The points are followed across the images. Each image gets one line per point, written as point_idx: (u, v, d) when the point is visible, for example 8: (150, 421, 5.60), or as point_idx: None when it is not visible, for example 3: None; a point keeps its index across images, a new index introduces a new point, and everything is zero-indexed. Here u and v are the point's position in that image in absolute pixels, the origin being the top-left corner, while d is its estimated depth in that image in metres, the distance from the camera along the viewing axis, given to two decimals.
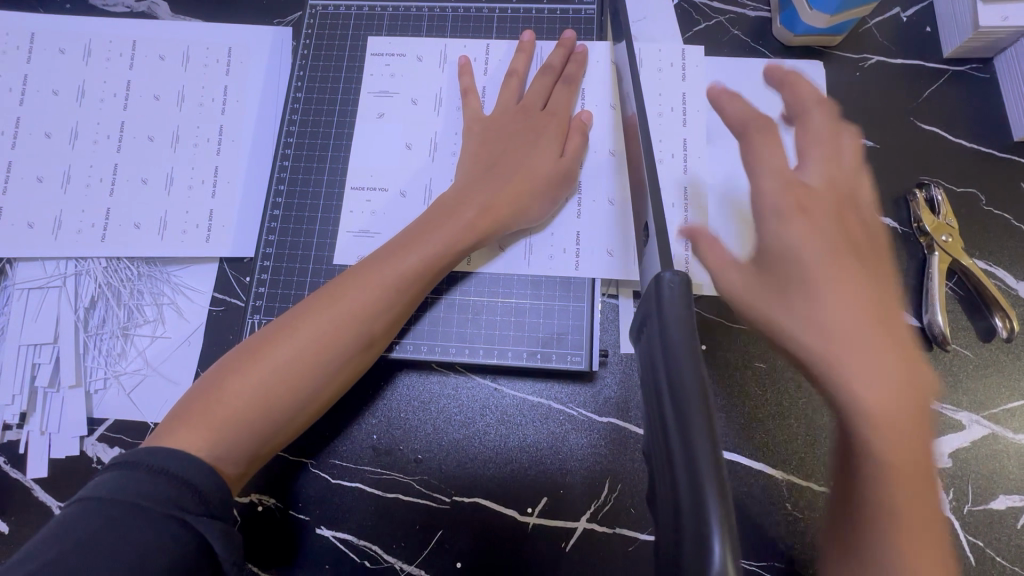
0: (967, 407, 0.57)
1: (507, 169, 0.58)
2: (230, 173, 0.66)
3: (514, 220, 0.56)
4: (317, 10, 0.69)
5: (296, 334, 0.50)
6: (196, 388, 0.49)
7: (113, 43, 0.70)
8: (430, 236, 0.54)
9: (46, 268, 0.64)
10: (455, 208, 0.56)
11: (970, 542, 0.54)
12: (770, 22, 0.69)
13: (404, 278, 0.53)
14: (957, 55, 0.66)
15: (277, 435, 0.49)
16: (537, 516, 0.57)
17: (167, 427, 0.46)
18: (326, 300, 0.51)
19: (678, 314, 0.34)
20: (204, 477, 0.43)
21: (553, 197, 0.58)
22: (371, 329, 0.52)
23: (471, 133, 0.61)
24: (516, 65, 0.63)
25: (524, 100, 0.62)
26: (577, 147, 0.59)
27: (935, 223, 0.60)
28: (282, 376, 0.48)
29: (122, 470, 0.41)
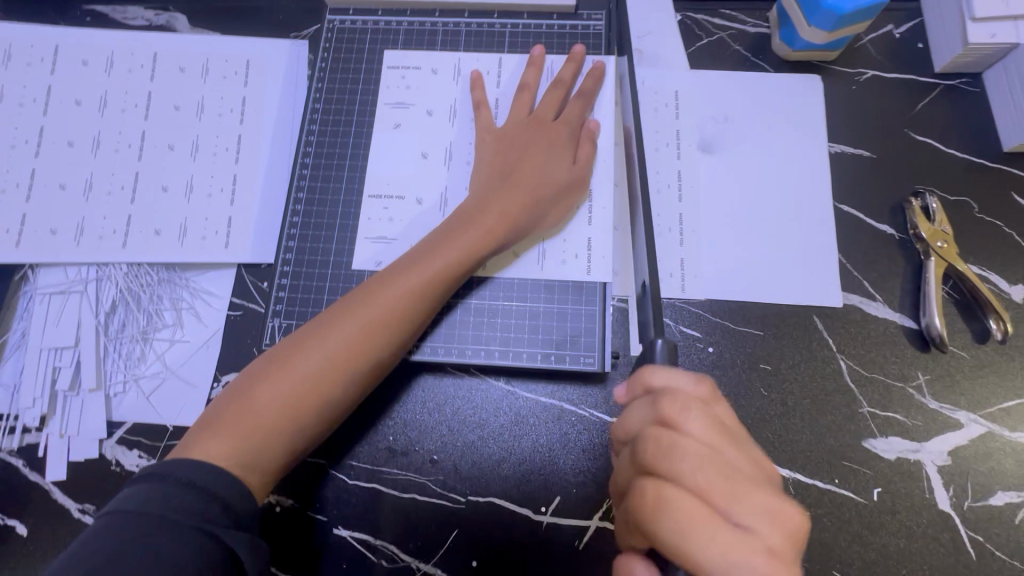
0: (964, 406, 0.59)
1: (526, 177, 0.59)
2: (248, 181, 0.68)
3: (529, 227, 0.59)
4: (334, 24, 0.72)
5: (322, 342, 0.51)
6: (223, 396, 0.50)
7: (135, 55, 0.72)
8: (451, 245, 0.56)
9: (67, 273, 0.65)
10: (474, 217, 0.57)
11: (970, 537, 0.55)
12: (770, 38, 0.72)
13: (426, 287, 0.54)
14: (948, 70, 0.69)
15: (303, 441, 0.50)
16: (551, 515, 0.58)
17: (196, 436, 0.48)
18: (351, 308, 0.53)
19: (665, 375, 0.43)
20: (228, 487, 0.45)
21: (565, 205, 0.61)
22: (395, 336, 0.53)
23: (485, 144, 0.63)
24: (526, 78, 0.66)
25: (537, 110, 0.64)
26: (588, 153, 0.62)
27: (931, 230, 0.62)
28: (307, 385, 0.50)
29: (151, 483, 0.43)
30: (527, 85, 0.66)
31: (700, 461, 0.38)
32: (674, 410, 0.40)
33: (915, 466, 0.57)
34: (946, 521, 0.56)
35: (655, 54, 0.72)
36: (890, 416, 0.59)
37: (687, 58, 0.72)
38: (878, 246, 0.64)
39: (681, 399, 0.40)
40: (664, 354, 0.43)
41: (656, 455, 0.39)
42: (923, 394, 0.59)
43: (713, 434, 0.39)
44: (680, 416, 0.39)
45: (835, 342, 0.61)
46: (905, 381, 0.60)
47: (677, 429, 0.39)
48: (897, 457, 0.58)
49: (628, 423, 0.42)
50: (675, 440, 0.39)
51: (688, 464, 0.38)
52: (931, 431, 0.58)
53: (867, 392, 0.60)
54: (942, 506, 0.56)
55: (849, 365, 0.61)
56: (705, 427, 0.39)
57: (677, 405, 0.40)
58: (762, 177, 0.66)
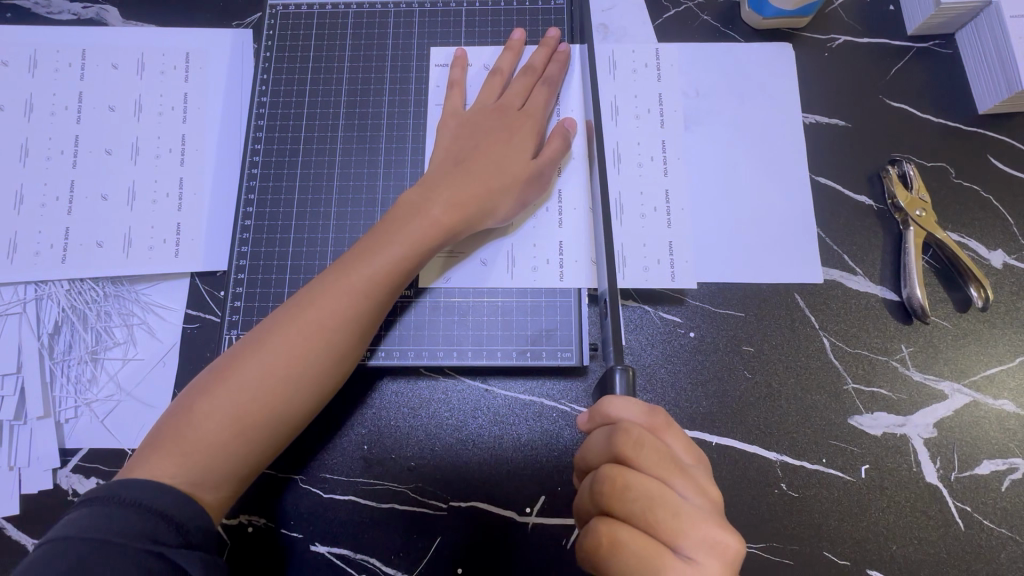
0: (949, 376, 0.58)
1: (481, 165, 0.56)
2: (195, 184, 0.64)
3: (478, 219, 0.55)
4: (278, 10, 0.67)
5: (263, 351, 0.48)
6: (167, 412, 0.47)
7: (61, 52, 0.66)
8: (401, 237, 0.52)
9: (3, 294, 0.60)
10: (423, 210, 0.53)
11: (959, 508, 0.55)
12: (738, 6, 0.69)
13: (375, 284, 0.51)
14: (920, 32, 0.67)
15: (257, 456, 0.47)
16: (536, 515, 0.56)
17: (139, 457, 0.45)
18: (292, 313, 0.49)
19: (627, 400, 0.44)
20: (178, 508, 0.42)
21: (522, 199, 0.57)
22: (343, 339, 0.50)
23: (446, 127, 0.60)
24: (501, 63, 0.62)
25: (503, 99, 0.60)
26: (552, 148, 0.58)
27: (909, 198, 0.61)
28: (253, 395, 0.46)
29: (93, 507, 0.40)
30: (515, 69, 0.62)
31: (652, 497, 0.39)
32: (626, 446, 0.40)
33: (902, 441, 0.57)
34: (934, 494, 0.55)
35: (620, 27, 0.68)
36: (874, 391, 0.58)
37: (654, 31, 0.69)
38: (857, 217, 0.63)
39: (632, 437, 0.40)
40: (623, 384, 0.44)
41: (612, 495, 0.40)
42: (906, 366, 0.58)
43: (663, 466, 0.40)
44: (633, 452, 0.40)
45: (817, 319, 0.60)
46: (888, 354, 0.59)
47: (631, 467, 0.40)
48: (884, 433, 0.57)
49: (588, 454, 0.44)
50: (629, 481, 0.40)
51: (640, 503, 0.39)
52: (916, 404, 0.57)
53: (852, 368, 0.59)
54: (930, 479, 0.56)
55: (832, 342, 0.59)
56: (656, 461, 0.40)
57: (628, 443, 0.41)
58: (736, 152, 0.64)
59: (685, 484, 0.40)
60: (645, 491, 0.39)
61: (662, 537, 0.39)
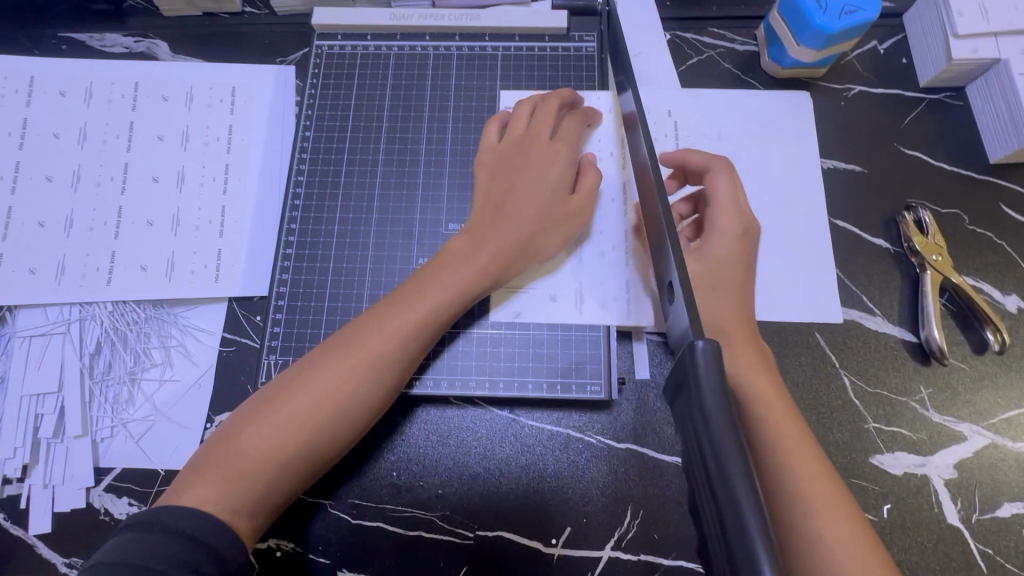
0: (967, 418, 0.59)
1: (524, 195, 0.58)
2: (238, 211, 0.66)
3: (524, 255, 0.57)
4: (323, 50, 0.70)
5: (313, 385, 0.49)
6: (214, 436, 0.49)
7: (115, 85, 0.70)
8: (447, 277, 0.54)
9: (48, 314, 0.62)
10: (468, 249, 0.56)
11: (981, 550, 0.56)
12: (759, 56, 0.73)
13: (421, 325, 0.52)
14: (932, 85, 0.71)
15: (296, 483, 0.49)
16: (561, 547, 0.57)
17: (184, 480, 0.46)
18: (341, 349, 0.51)
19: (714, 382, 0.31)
20: (215, 535, 0.43)
21: (564, 233, 0.59)
22: (388, 377, 0.51)
23: (484, 163, 0.61)
24: (536, 97, 0.65)
25: (533, 130, 0.62)
26: (591, 184, 0.60)
27: (925, 243, 0.63)
28: (300, 427, 0.48)
29: (138, 532, 0.41)
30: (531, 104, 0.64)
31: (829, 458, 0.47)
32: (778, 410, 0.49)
33: (923, 481, 0.57)
34: (956, 535, 0.56)
35: (647, 73, 0.72)
36: (895, 430, 0.59)
37: (679, 77, 0.72)
38: (874, 259, 0.65)
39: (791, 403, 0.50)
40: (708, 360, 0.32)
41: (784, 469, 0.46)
42: (926, 407, 0.60)
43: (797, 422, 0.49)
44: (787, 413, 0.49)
45: (838, 357, 0.62)
46: (908, 395, 0.60)
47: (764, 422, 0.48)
48: (904, 472, 0.58)
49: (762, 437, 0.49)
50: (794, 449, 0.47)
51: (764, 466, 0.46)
52: (936, 445, 0.59)
53: (872, 408, 0.60)
54: (951, 520, 0.56)
55: (852, 381, 0.61)
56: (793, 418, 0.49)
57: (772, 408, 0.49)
58: (758, 195, 0.66)
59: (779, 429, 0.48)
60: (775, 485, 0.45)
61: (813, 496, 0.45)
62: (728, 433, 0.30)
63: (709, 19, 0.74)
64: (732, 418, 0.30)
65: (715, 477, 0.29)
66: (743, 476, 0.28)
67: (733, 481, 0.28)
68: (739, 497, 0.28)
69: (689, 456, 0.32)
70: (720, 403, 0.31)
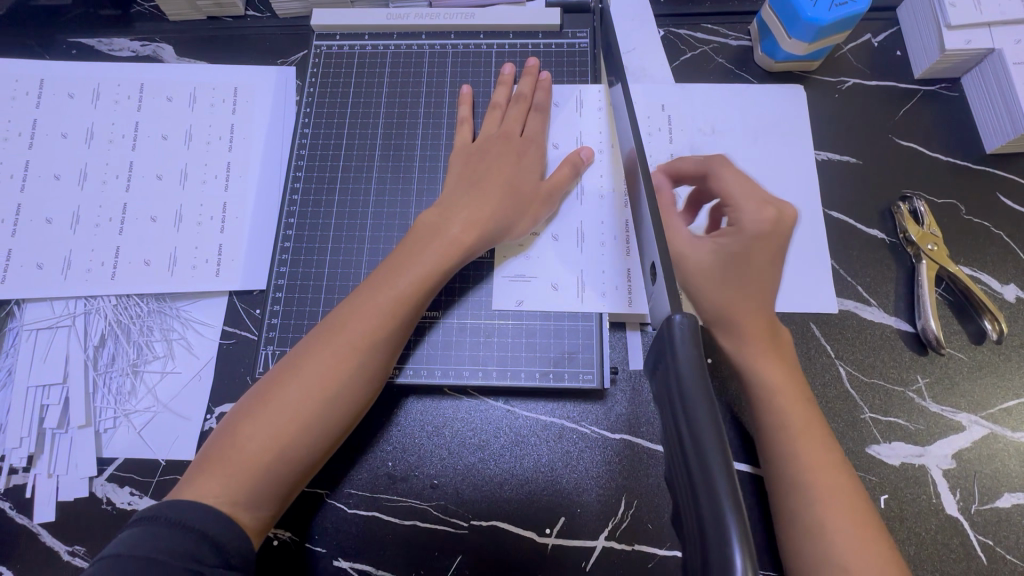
0: (966, 408, 0.59)
1: (494, 183, 0.59)
2: (239, 207, 0.68)
3: (493, 236, 0.58)
4: (322, 50, 0.72)
5: (300, 373, 0.50)
6: (212, 437, 0.50)
7: (121, 86, 0.72)
8: (422, 260, 0.55)
9: (54, 308, 0.64)
10: (440, 231, 0.56)
11: (980, 541, 0.55)
12: (752, 50, 0.73)
13: (400, 306, 0.53)
14: (927, 76, 0.71)
15: (295, 474, 0.49)
16: (555, 537, 0.57)
17: (188, 478, 0.47)
18: (324, 337, 0.52)
19: (690, 358, 0.32)
20: (217, 527, 0.44)
21: (532, 218, 0.60)
22: (372, 359, 0.52)
23: (457, 159, 0.63)
24: (523, 88, 0.66)
25: (504, 127, 0.63)
26: (561, 176, 0.62)
27: (921, 233, 0.63)
28: (290, 417, 0.49)
29: (145, 525, 0.43)
30: (518, 100, 0.65)
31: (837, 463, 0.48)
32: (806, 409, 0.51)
33: (921, 471, 0.57)
34: (955, 526, 0.55)
35: (640, 68, 0.73)
36: (892, 421, 0.59)
37: (672, 72, 0.73)
38: (869, 250, 0.65)
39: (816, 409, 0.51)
40: (686, 336, 0.33)
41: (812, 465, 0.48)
42: (923, 397, 0.59)
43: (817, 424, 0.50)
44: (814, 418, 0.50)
45: (833, 348, 0.61)
46: (904, 385, 0.60)
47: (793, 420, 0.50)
48: (901, 463, 0.57)
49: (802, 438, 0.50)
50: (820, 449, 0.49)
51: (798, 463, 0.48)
52: (934, 435, 0.58)
53: (868, 398, 0.59)
54: (950, 511, 0.56)
55: (848, 371, 0.60)
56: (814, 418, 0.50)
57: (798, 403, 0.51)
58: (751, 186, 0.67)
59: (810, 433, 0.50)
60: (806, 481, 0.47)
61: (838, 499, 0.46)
62: (704, 406, 0.30)
63: (703, 15, 0.75)
64: (708, 396, 0.31)
65: (691, 453, 0.30)
66: (717, 452, 0.29)
67: (707, 456, 0.29)
68: (711, 471, 0.29)
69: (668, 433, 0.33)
70: (697, 378, 0.31)
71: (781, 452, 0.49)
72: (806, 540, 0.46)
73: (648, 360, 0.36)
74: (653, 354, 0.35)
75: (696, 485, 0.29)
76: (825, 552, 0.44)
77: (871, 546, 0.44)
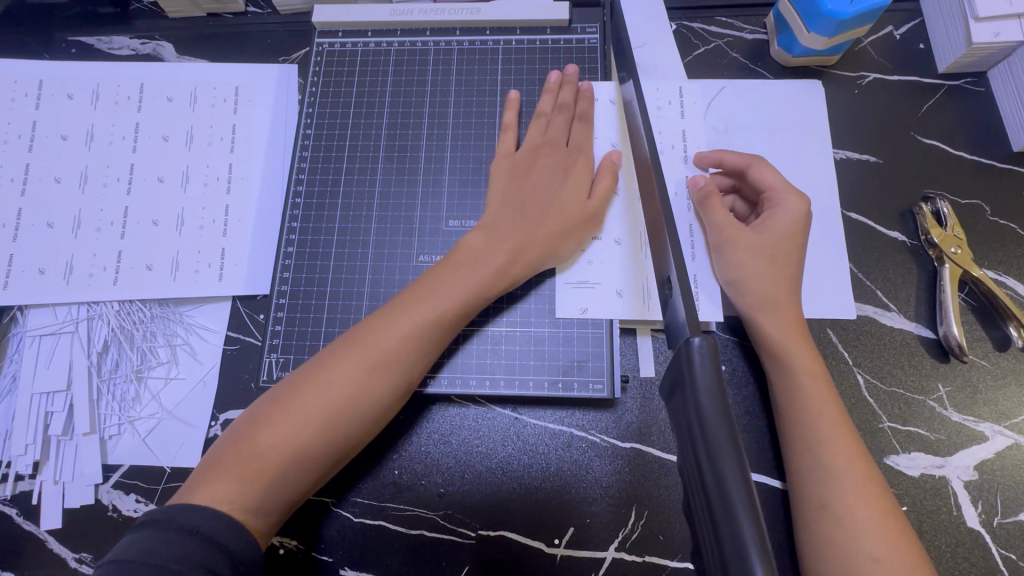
0: (988, 417, 0.57)
1: (539, 207, 0.58)
2: (242, 210, 0.67)
3: (540, 262, 0.57)
4: (324, 48, 0.70)
5: (330, 384, 0.49)
6: (227, 435, 0.49)
7: (121, 86, 0.70)
8: (462, 276, 0.54)
9: (57, 314, 0.63)
10: (481, 251, 0.55)
11: (1003, 555, 0.53)
12: (768, 44, 0.71)
13: (435, 323, 0.52)
14: (951, 70, 0.68)
15: (308, 482, 0.48)
16: (564, 547, 0.56)
17: (197, 481, 0.46)
18: (358, 348, 0.51)
19: (710, 381, 0.31)
20: (226, 535, 0.42)
21: (580, 238, 0.59)
22: (401, 376, 0.51)
23: (500, 167, 0.61)
24: (544, 103, 0.64)
25: (549, 137, 0.62)
26: (605, 188, 0.60)
27: (944, 235, 0.61)
28: (315, 427, 0.48)
29: (156, 529, 0.41)
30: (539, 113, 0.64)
31: (861, 460, 0.50)
32: (833, 405, 0.52)
33: (941, 483, 0.55)
34: (976, 539, 0.54)
35: (652, 63, 0.70)
36: (911, 430, 0.57)
37: (685, 68, 0.71)
38: (890, 252, 0.63)
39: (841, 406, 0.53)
40: (706, 358, 0.32)
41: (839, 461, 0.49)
42: (944, 406, 0.57)
43: (844, 423, 0.51)
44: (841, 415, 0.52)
45: (851, 355, 0.59)
46: (925, 393, 0.58)
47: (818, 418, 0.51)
48: (921, 474, 0.55)
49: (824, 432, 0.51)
50: (846, 447, 0.50)
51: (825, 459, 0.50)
52: (955, 445, 0.56)
53: (887, 407, 0.58)
54: (971, 524, 0.54)
55: (866, 379, 0.59)
56: (839, 416, 0.52)
57: (826, 402, 0.52)
58: None
59: (835, 428, 0.51)
60: (835, 477, 0.49)
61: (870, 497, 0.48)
62: (724, 433, 0.29)
63: (717, 7, 0.72)
64: (729, 421, 0.30)
65: (709, 480, 0.28)
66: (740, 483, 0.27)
67: (730, 497, 0.27)
68: (735, 515, 0.27)
69: (688, 468, 0.31)
70: (719, 411, 0.30)
71: (807, 449, 0.51)
72: (827, 543, 0.47)
73: (665, 381, 0.35)
74: (669, 376, 0.34)
75: (719, 531, 0.27)
76: (852, 552, 0.46)
77: (894, 539, 0.46)
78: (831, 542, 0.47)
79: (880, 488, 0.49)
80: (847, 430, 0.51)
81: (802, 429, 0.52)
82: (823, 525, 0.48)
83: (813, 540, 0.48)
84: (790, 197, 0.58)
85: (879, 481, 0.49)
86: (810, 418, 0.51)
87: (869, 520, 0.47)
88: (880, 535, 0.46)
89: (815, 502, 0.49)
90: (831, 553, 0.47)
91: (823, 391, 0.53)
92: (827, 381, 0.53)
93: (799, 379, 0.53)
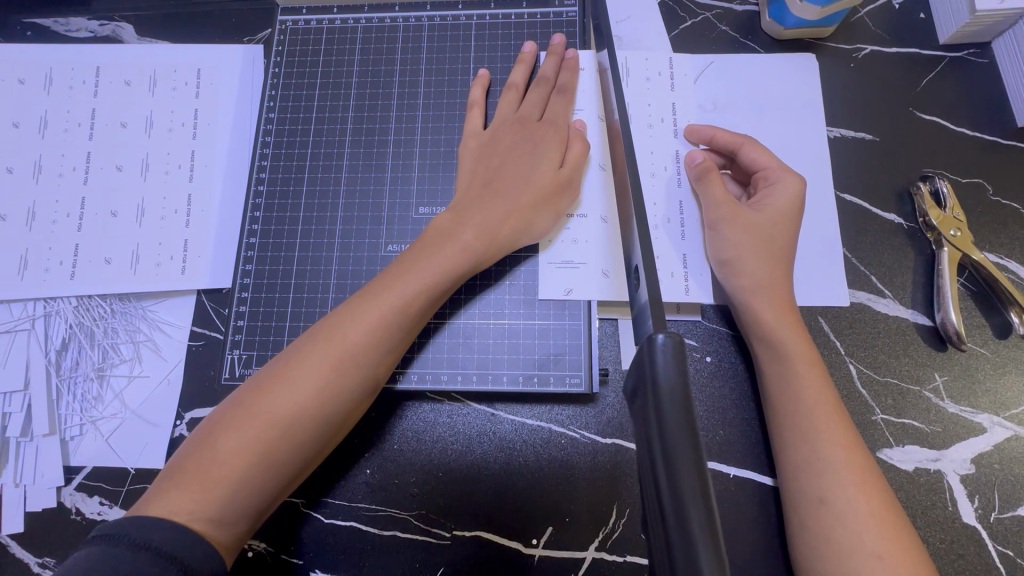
0: (987, 408, 0.54)
1: (510, 185, 0.55)
2: (204, 199, 0.64)
3: (513, 241, 0.54)
4: (288, 26, 0.66)
5: (293, 383, 0.46)
6: (187, 444, 0.46)
7: (75, 70, 0.67)
8: (430, 263, 0.51)
9: (12, 311, 0.61)
10: (450, 234, 0.52)
11: (999, 551, 0.51)
12: (759, 16, 0.67)
13: (403, 313, 0.49)
14: (953, 41, 0.64)
15: (279, 487, 0.46)
16: (542, 548, 0.54)
17: (158, 488, 0.43)
18: (322, 343, 0.48)
19: (674, 385, 0.27)
20: (180, 547, 0.40)
21: (556, 213, 0.56)
22: (370, 369, 0.48)
23: (468, 148, 0.58)
24: (515, 76, 0.60)
25: (522, 112, 0.59)
26: (578, 155, 0.56)
27: (942, 217, 0.58)
28: (280, 430, 0.45)
29: (104, 544, 0.38)
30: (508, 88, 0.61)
31: (855, 455, 0.47)
32: (826, 397, 0.49)
33: (936, 478, 0.53)
34: (972, 535, 0.51)
35: (635, 37, 0.66)
36: (905, 423, 0.54)
37: (670, 42, 0.66)
38: (885, 236, 0.59)
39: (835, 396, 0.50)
40: (671, 356, 0.28)
41: (832, 456, 0.47)
42: (940, 397, 0.55)
43: (837, 415, 0.49)
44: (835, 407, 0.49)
45: (843, 345, 0.56)
46: (920, 383, 0.55)
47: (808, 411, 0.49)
48: (916, 468, 0.53)
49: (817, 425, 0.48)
50: (840, 441, 0.47)
51: (818, 454, 0.47)
52: (951, 438, 0.54)
53: (880, 398, 0.55)
54: (967, 519, 0.52)
55: (859, 369, 0.56)
56: (832, 409, 0.49)
57: (818, 395, 0.49)
58: None
59: (829, 420, 0.48)
60: (831, 474, 0.46)
61: (868, 493, 0.45)
62: (686, 447, 0.25)
63: None
64: (693, 432, 0.26)
65: (667, 500, 0.25)
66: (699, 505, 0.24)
67: (687, 516, 0.24)
68: (692, 539, 0.23)
69: (647, 480, 0.28)
70: (681, 417, 0.26)
71: (799, 445, 0.48)
72: (825, 543, 0.45)
73: (626, 386, 0.31)
74: (634, 378, 0.30)
75: (673, 556, 0.24)
76: (853, 553, 0.43)
77: (894, 536, 0.44)
78: (830, 542, 0.45)
79: (877, 483, 0.46)
80: (841, 421, 0.48)
81: (793, 423, 0.49)
82: (818, 525, 0.45)
83: (809, 540, 0.46)
84: (785, 175, 0.55)
85: (876, 475, 0.47)
86: (802, 410, 0.49)
87: (868, 517, 0.44)
88: (879, 534, 0.44)
89: (811, 501, 0.46)
90: (828, 554, 0.44)
91: (816, 381, 0.50)
92: (820, 370, 0.50)
93: (795, 370, 0.50)
